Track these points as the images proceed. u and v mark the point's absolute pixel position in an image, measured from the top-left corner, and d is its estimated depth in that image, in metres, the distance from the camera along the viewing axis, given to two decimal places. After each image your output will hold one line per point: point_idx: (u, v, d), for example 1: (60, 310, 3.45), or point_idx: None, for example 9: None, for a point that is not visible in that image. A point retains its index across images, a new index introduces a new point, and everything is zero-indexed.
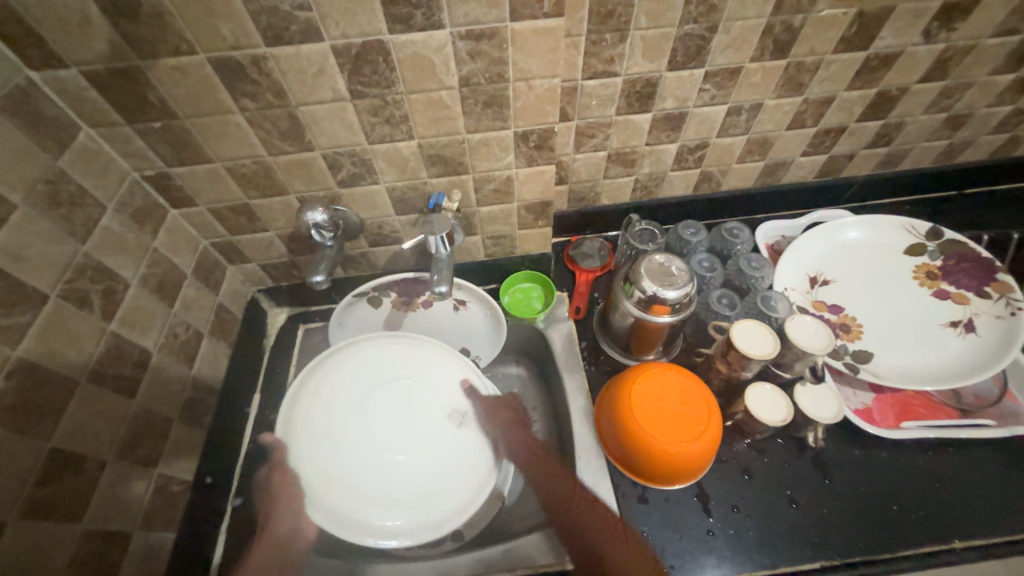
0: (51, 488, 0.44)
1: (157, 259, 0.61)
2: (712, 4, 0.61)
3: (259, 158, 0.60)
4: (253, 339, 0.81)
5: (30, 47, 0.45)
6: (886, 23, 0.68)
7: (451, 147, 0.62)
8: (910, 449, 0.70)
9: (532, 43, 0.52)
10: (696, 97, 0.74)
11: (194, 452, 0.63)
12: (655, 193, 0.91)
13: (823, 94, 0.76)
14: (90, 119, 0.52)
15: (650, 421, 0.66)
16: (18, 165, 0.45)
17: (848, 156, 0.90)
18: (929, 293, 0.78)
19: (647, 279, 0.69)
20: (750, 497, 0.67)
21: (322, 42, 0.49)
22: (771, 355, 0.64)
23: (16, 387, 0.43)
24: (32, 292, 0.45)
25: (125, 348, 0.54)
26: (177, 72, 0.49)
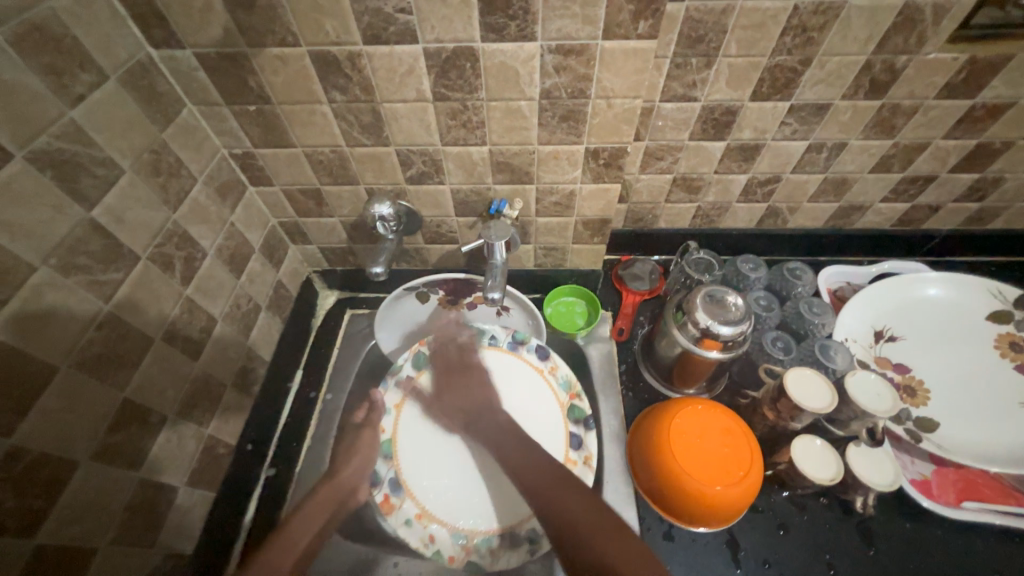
0: (119, 436, 0.47)
1: (233, 232, 0.65)
2: (810, 36, 0.59)
3: (337, 148, 0.62)
4: (303, 317, 0.84)
5: (156, 27, 0.49)
6: (1001, 72, 0.63)
7: (521, 156, 0.63)
8: (970, 532, 0.65)
9: (620, 63, 0.51)
10: (776, 130, 0.71)
11: (240, 418, 0.66)
12: (716, 223, 0.89)
13: (916, 140, 0.72)
14: (195, 97, 0.56)
15: (686, 458, 0.63)
16: (131, 134, 0.49)
17: (933, 207, 0.84)
18: (1011, 366, 0.72)
19: (702, 311, 0.67)
20: (783, 554, 0.64)
21: (415, 44, 0.50)
22: (828, 410, 0.60)
23: (102, 338, 0.46)
24: (127, 253, 0.48)
25: (195, 313, 0.58)
26: (278, 61, 0.52)
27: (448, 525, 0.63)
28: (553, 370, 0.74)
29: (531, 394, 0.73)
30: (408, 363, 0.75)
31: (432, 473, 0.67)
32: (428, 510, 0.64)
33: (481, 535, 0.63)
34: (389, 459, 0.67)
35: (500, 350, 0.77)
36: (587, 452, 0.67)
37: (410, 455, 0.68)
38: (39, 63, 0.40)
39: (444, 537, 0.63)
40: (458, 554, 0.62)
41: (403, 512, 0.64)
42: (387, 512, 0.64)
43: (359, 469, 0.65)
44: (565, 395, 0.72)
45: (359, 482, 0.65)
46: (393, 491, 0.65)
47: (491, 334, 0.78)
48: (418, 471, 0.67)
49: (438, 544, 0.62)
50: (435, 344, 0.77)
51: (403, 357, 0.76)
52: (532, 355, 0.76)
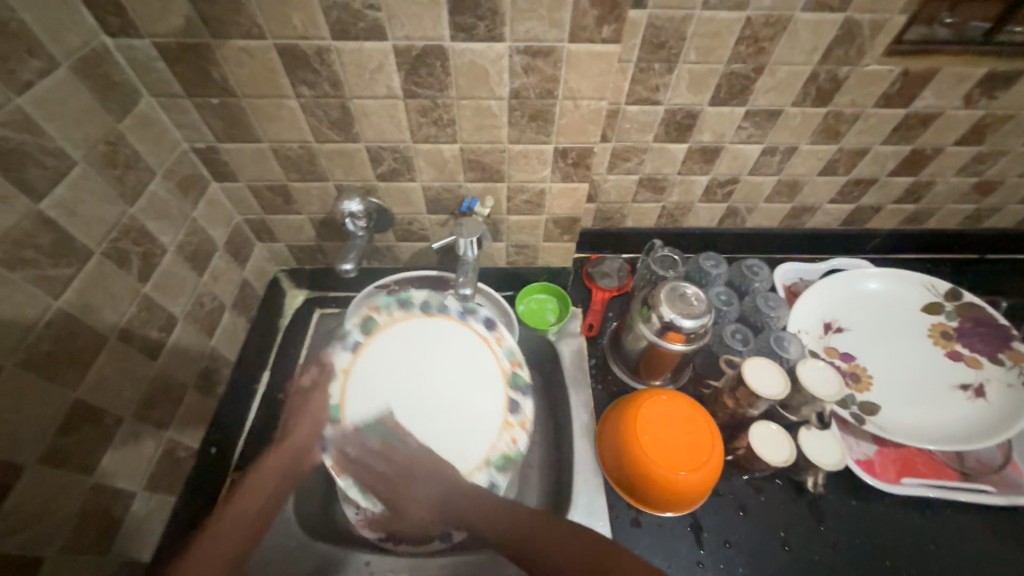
0: (71, 438, 0.45)
1: (195, 228, 0.63)
2: (762, 46, 0.62)
3: (305, 143, 0.62)
4: (270, 317, 0.82)
5: (111, 14, 0.47)
6: (929, 84, 0.69)
7: (491, 154, 0.64)
8: (908, 505, 0.70)
9: (585, 65, 0.53)
10: (733, 134, 0.75)
11: (203, 420, 0.64)
12: (680, 222, 0.92)
13: (858, 145, 0.78)
14: (153, 88, 0.54)
15: (653, 446, 0.66)
16: (84, 124, 0.47)
17: (874, 208, 0.91)
18: (942, 353, 0.78)
19: (666, 305, 0.70)
20: (742, 534, 0.67)
21: (385, 41, 0.50)
22: (781, 396, 0.64)
23: (52, 337, 0.43)
24: (80, 247, 0.46)
25: (154, 311, 0.56)
26: (243, 53, 0.51)
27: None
28: (499, 341, 0.72)
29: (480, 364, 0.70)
30: (356, 327, 0.70)
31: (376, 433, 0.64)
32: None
33: (425, 508, 0.62)
34: (338, 423, 0.63)
35: (447, 319, 0.72)
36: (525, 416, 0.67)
37: (358, 422, 0.63)
38: None
39: (396, 511, 0.63)
40: (413, 527, 0.62)
41: (347, 477, 0.61)
42: (337, 476, 0.61)
43: (308, 432, 0.61)
44: (508, 362, 0.71)
45: (309, 445, 0.60)
46: (340, 454, 0.61)
47: (439, 302, 0.73)
48: (364, 436, 0.63)
49: (375, 512, 0.60)
50: (384, 312, 0.72)
51: (351, 321, 0.70)
52: (479, 323, 0.73)
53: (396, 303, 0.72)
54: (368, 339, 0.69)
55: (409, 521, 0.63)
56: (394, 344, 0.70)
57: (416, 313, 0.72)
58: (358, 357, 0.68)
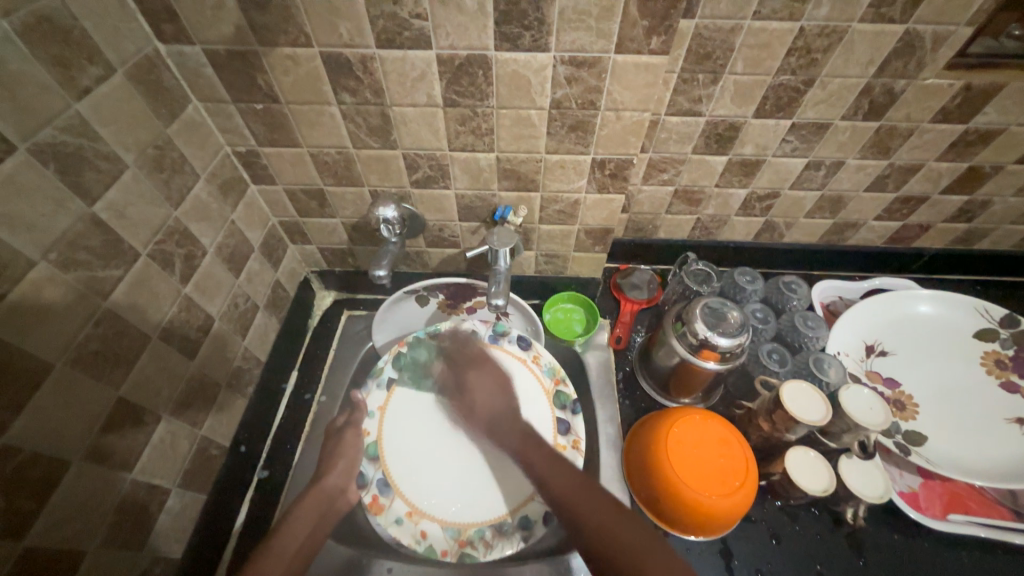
0: (114, 436, 0.46)
1: (233, 230, 0.64)
2: (814, 57, 0.60)
3: (343, 149, 0.62)
4: (300, 317, 0.83)
5: (165, 21, 0.48)
6: (993, 99, 0.65)
7: (528, 164, 0.63)
8: (955, 544, 0.66)
9: (630, 76, 0.52)
10: (777, 147, 0.72)
11: (234, 419, 0.65)
12: (714, 235, 0.90)
13: (910, 161, 0.74)
14: (201, 93, 0.55)
15: (684, 467, 0.64)
16: (135, 128, 0.48)
17: (923, 226, 0.87)
18: (996, 383, 0.74)
19: (700, 322, 0.68)
20: (775, 565, 0.64)
21: (428, 50, 0.50)
22: (822, 422, 0.61)
23: (99, 336, 0.44)
24: (128, 248, 0.47)
25: (193, 311, 0.57)
26: (289, 61, 0.51)
27: (436, 518, 0.63)
28: (536, 359, 0.74)
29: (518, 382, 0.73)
30: (387, 365, 0.72)
31: (416, 468, 0.66)
32: (419, 508, 0.64)
33: (474, 527, 0.63)
34: (376, 461, 0.66)
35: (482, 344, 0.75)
36: (576, 436, 0.68)
37: (397, 461, 0.67)
38: (46, 54, 0.39)
39: (436, 531, 0.62)
40: (451, 547, 0.61)
41: (392, 511, 0.63)
42: (375, 513, 0.63)
43: (341, 474, 0.64)
44: (550, 381, 0.73)
45: (343, 487, 0.63)
46: (382, 491, 0.64)
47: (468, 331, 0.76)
48: (407, 473, 0.66)
49: (430, 539, 0.62)
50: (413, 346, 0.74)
51: (382, 358, 0.73)
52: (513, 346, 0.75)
53: (426, 335, 0.75)
54: (400, 376, 0.72)
55: (448, 538, 0.62)
56: (425, 378, 0.73)
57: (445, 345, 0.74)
58: (391, 395, 0.71)
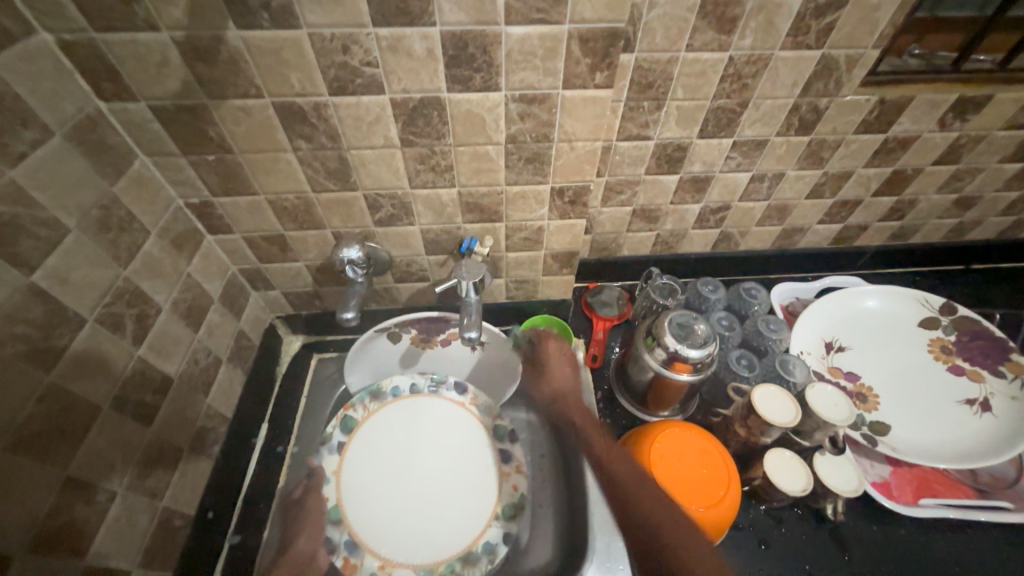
0: (62, 522, 0.42)
1: (190, 284, 0.61)
2: (746, 82, 0.65)
3: (302, 194, 0.61)
4: (267, 366, 0.80)
5: (106, 80, 0.47)
6: (905, 111, 0.72)
7: (489, 196, 0.64)
8: (929, 528, 0.69)
9: (579, 109, 0.54)
10: (723, 163, 0.77)
11: (199, 484, 0.61)
12: (675, 249, 0.94)
13: (842, 168, 0.80)
14: (148, 148, 0.54)
15: (668, 483, 0.64)
16: (77, 190, 0.46)
17: (862, 227, 0.93)
18: (944, 368, 0.79)
19: (670, 336, 0.70)
20: (766, 570, 0.65)
21: (382, 95, 0.51)
22: (792, 424, 0.64)
23: (43, 413, 0.41)
24: (72, 316, 0.45)
25: (148, 374, 0.53)
26: (241, 112, 0.51)
27: (408, 564, 0.63)
28: (472, 400, 0.76)
29: (463, 425, 0.74)
30: (336, 429, 0.70)
31: (380, 519, 0.65)
32: (391, 558, 0.63)
33: (445, 564, 0.63)
34: (340, 524, 0.64)
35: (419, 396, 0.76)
36: (518, 462, 0.70)
37: (362, 520, 0.65)
38: None
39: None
40: None
41: (365, 568, 0.62)
42: (350, 573, 0.61)
43: (309, 542, 0.64)
44: (487, 417, 0.75)
45: (315, 551, 0.64)
46: (352, 551, 0.63)
47: (408, 383, 0.77)
48: (373, 530, 0.64)
49: None
50: (358, 407, 0.73)
51: (329, 424, 0.71)
52: (447, 390, 0.77)
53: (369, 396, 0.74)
54: (351, 439, 0.71)
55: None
56: (381, 435, 0.72)
57: (388, 400, 0.75)
58: (344, 457, 0.69)
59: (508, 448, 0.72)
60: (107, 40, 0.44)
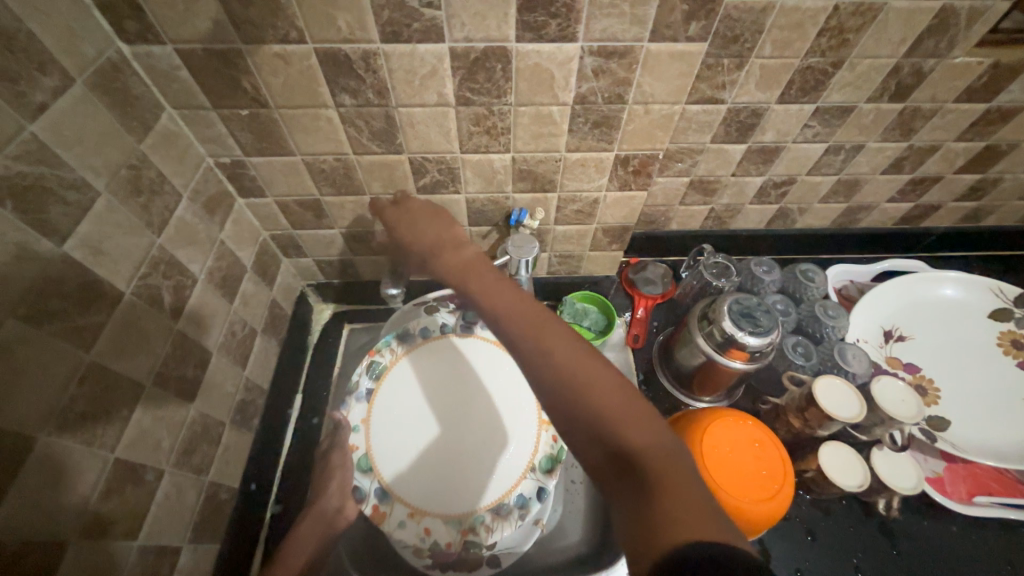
0: (114, 503, 0.41)
1: (223, 252, 0.57)
2: (846, 38, 0.56)
3: (341, 156, 0.56)
4: (300, 336, 0.77)
5: (128, 18, 0.41)
6: (1018, 77, 0.63)
7: (546, 164, 0.58)
8: (981, 526, 0.67)
9: (664, 66, 0.47)
10: (799, 133, 0.69)
11: (241, 457, 0.60)
12: (727, 224, 0.87)
13: (930, 142, 0.72)
14: (175, 100, 0.48)
15: (723, 474, 0.61)
16: (104, 147, 0.41)
17: (933, 206, 0.86)
18: (1013, 363, 0.74)
19: (728, 320, 0.66)
20: (813, 561, 0.64)
21: (441, 44, 0.44)
22: (858, 418, 0.60)
23: (85, 395, 0.38)
24: (108, 289, 0.41)
25: (188, 348, 0.51)
26: (279, 60, 0.45)
27: (438, 514, 0.59)
28: None
29: (501, 368, 0.68)
30: (363, 377, 0.66)
31: (410, 465, 0.61)
32: (419, 507, 0.59)
33: (476, 515, 0.59)
34: (370, 473, 0.60)
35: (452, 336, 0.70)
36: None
37: (392, 466, 0.61)
38: None
39: (439, 527, 0.58)
40: (456, 539, 0.58)
41: (394, 517, 0.59)
42: (379, 522, 0.58)
43: (337, 494, 0.62)
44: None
45: (340, 505, 0.62)
46: (382, 500, 0.59)
47: (439, 324, 0.71)
48: (402, 476, 0.60)
49: (435, 536, 0.58)
50: (385, 352, 0.68)
51: (357, 372, 0.66)
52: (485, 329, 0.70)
53: (395, 340, 0.69)
54: (379, 385, 0.66)
55: (453, 532, 0.58)
56: (410, 379, 0.66)
57: (421, 341, 0.69)
58: (373, 405, 0.64)
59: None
60: None
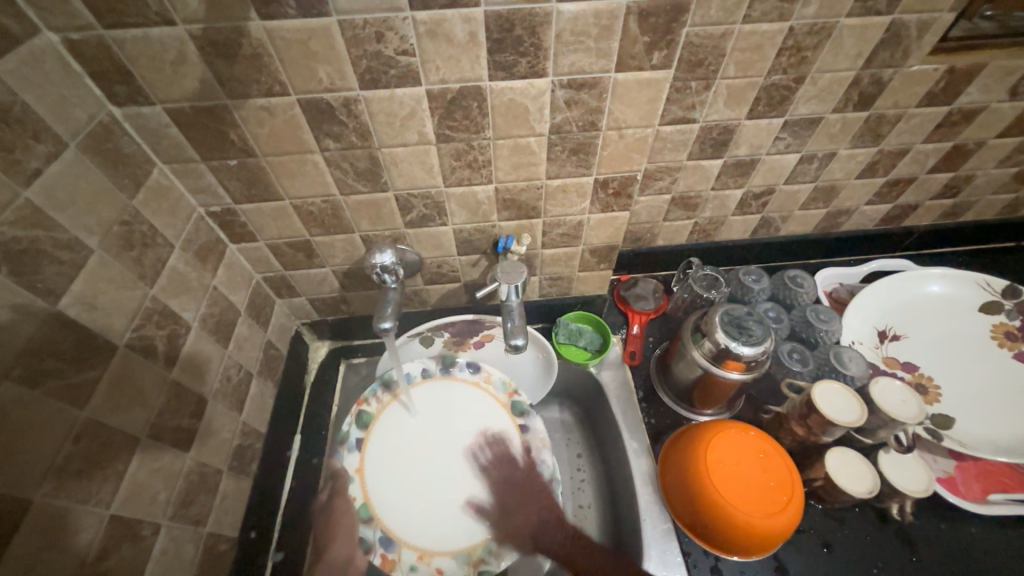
0: (110, 562, 0.40)
1: (216, 298, 0.58)
2: (804, 55, 0.59)
3: (329, 197, 0.57)
4: (297, 375, 0.77)
5: (118, 83, 0.43)
6: (974, 79, 0.66)
7: (528, 192, 0.60)
8: (1000, 526, 0.66)
9: (632, 94, 0.50)
10: (771, 145, 0.71)
11: (240, 505, 0.59)
12: (713, 237, 0.89)
13: (899, 145, 0.74)
14: (166, 155, 0.50)
15: (729, 488, 0.61)
16: (97, 206, 0.42)
17: (912, 205, 0.88)
18: (1009, 355, 0.75)
19: (721, 331, 0.66)
20: (832, 574, 0.62)
21: (418, 87, 0.46)
22: (859, 422, 0.60)
23: (82, 452, 0.38)
24: (103, 344, 0.42)
25: (183, 397, 0.51)
26: (265, 112, 0.47)
27: (446, 551, 0.60)
28: (487, 377, 0.72)
29: (481, 407, 0.71)
30: (353, 426, 0.67)
31: (410, 511, 0.62)
32: (425, 547, 0.60)
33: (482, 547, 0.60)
34: (372, 522, 0.61)
35: (433, 380, 0.72)
36: (542, 434, 0.68)
37: (391, 513, 0.62)
38: None
39: (449, 563, 0.59)
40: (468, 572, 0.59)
41: (403, 560, 0.59)
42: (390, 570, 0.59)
43: (349, 543, 0.61)
44: (505, 394, 0.71)
45: (352, 555, 0.60)
46: (388, 547, 0.60)
47: (419, 368, 0.73)
48: (404, 521, 0.61)
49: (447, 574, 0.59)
50: (372, 400, 0.70)
51: (346, 422, 0.68)
52: (461, 370, 0.73)
53: (381, 386, 0.71)
54: (368, 433, 0.67)
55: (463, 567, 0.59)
56: (397, 425, 0.69)
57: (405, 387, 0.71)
58: (366, 454, 0.66)
59: (527, 422, 0.69)
60: (117, 38, 0.40)
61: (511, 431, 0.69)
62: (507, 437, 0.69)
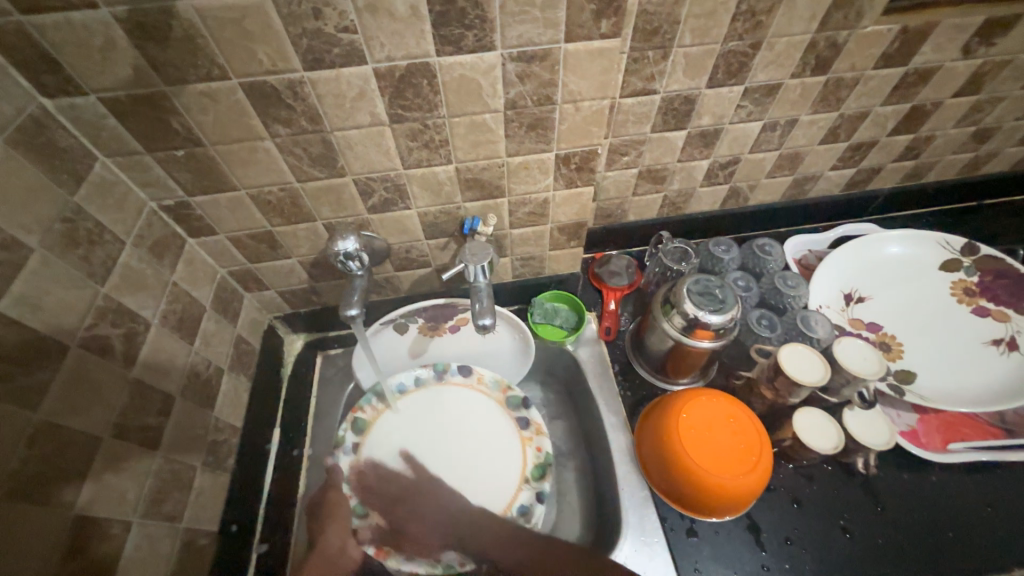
0: (78, 562, 0.40)
1: (177, 294, 0.57)
2: (759, 20, 0.59)
3: (286, 185, 0.56)
4: (272, 369, 0.76)
5: (46, 73, 0.41)
6: (928, 39, 0.66)
7: (490, 170, 0.59)
8: (959, 472, 0.69)
9: (585, 64, 0.49)
10: (733, 114, 0.72)
11: (218, 500, 0.59)
12: (683, 209, 0.89)
13: (859, 109, 0.75)
14: (108, 148, 0.48)
15: (700, 453, 0.63)
16: (34, 203, 0.41)
17: (875, 169, 0.89)
18: (968, 310, 0.77)
19: (689, 302, 0.67)
20: (803, 529, 0.65)
21: (364, 65, 0.45)
22: (822, 382, 0.62)
23: (37, 455, 0.38)
24: (52, 345, 0.41)
25: (147, 395, 0.50)
26: (206, 98, 0.45)
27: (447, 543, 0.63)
28: (480, 379, 0.75)
29: (476, 409, 0.73)
30: (348, 431, 0.69)
31: (410, 510, 0.65)
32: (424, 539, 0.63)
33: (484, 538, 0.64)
34: (368, 519, 0.64)
35: (428, 386, 0.75)
36: (537, 426, 0.71)
37: (389, 512, 0.65)
38: None
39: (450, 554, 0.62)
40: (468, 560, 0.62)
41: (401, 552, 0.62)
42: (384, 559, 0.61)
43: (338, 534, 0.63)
44: (499, 392, 0.74)
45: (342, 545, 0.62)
46: (384, 541, 0.62)
47: (412, 377, 0.75)
48: (403, 518, 0.64)
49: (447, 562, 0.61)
50: (367, 408, 0.72)
51: (341, 427, 0.69)
52: (454, 375, 0.75)
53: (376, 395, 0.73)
54: (365, 438, 0.70)
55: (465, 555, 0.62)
56: (394, 431, 0.71)
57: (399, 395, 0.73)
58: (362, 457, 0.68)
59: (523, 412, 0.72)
60: (38, 24, 0.38)
61: (506, 427, 0.72)
62: (502, 432, 0.72)
